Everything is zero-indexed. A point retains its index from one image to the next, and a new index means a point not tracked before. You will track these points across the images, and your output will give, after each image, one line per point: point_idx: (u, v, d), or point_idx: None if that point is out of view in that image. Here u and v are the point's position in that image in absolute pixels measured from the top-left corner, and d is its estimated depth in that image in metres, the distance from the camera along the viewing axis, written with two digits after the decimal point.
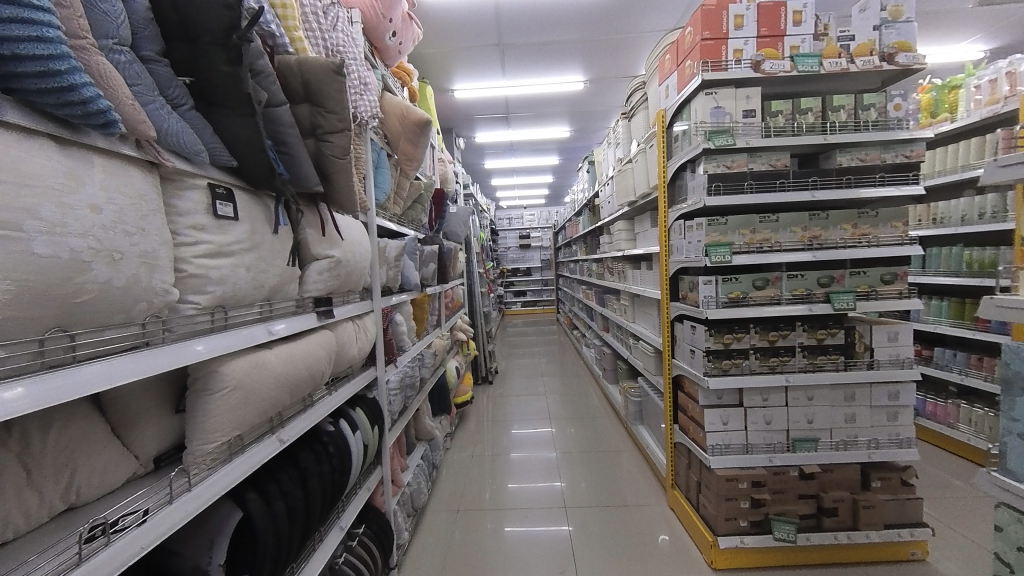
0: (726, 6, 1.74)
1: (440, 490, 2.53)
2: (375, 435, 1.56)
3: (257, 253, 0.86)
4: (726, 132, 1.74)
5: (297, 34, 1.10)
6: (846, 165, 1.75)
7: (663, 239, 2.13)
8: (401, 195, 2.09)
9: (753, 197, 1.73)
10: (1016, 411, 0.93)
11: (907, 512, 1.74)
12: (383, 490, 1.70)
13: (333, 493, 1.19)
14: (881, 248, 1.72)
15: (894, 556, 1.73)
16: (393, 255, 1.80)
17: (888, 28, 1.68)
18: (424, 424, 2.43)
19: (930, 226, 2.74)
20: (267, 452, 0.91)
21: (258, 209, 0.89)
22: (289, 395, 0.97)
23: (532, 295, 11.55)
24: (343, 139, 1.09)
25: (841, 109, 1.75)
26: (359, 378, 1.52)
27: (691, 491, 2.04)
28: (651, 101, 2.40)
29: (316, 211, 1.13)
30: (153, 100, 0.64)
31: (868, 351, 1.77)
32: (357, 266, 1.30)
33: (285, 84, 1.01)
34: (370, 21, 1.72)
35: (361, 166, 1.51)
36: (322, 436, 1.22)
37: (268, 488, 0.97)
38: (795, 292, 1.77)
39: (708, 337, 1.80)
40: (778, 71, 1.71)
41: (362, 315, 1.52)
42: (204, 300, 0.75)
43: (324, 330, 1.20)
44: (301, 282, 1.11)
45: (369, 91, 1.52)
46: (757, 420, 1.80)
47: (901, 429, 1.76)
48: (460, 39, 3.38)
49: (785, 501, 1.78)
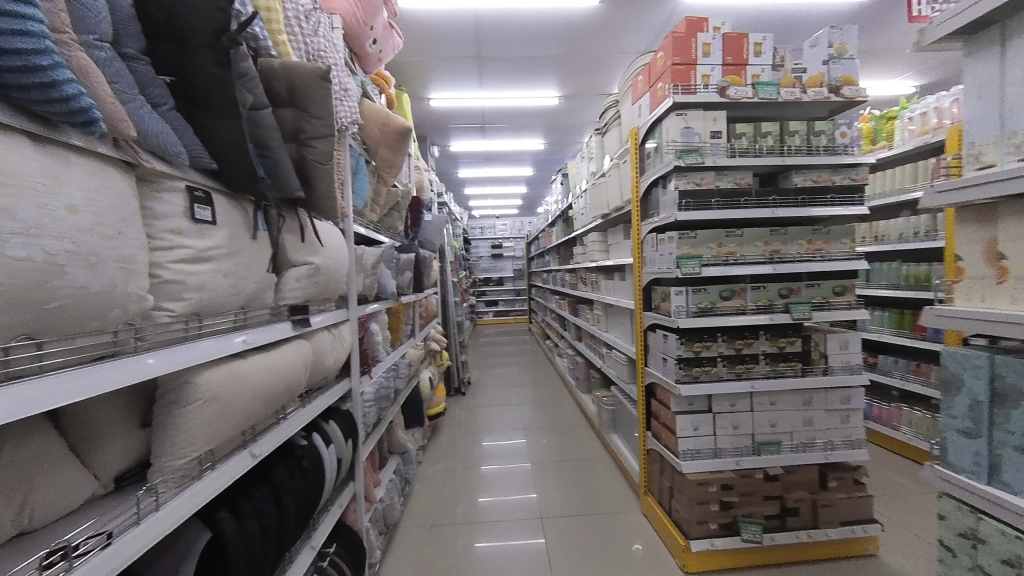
0: (695, 34, 1.86)
1: (413, 505, 2.46)
2: (350, 448, 1.51)
3: (236, 259, 0.83)
4: (695, 152, 1.84)
5: (281, 37, 1.09)
6: (801, 185, 1.90)
7: (636, 251, 2.21)
8: (378, 202, 2.07)
9: (720, 213, 1.84)
10: (954, 408, 0.93)
11: (860, 509, 1.86)
12: (356, 507, 1.63)
13: (307, 510, 1.14)
14: (833, 262, 1.86)
15: (850, 552, 1.84)
16: (370, 262, 1.77)
17: (835, 63, 1.84)
18: (398, 437, 2.38)
19: (873, 243, 2.98)
20: (240, 469, 0.87)
21: (238, 214, 0.86)
22: (264, 407, 0.93)
23: (505, 305, 11.55)
24: (326, 144, 1.07)
25: (797, 134, 1.90)
26: (335, 390, 1.48)
27: (664, 497, 2.09)
28: (624, 119, 2.51)
29: (296, 217, 1.11)
30: (134, 99, 0.61)
31: (823, 358, 1.90)
32: (335, 273, 1.27)
33: (269, 88, 1.00)
34: (352, 27, 1.71)
35: (341, 171, 1.50)
36: (295, 451, 1.17)
37: (240, 506, 0.93)
38: (759, 302, 1.88)
39: (680, 345, 1.88)
40: (742, 97, 1.83)
41: (338, 324, 1.48)
42: (180, 308, 0.72)
43: (300, 339, 1.16)
44: (278, 289, 1.07)
45: (351, 97, 1.51)
46: (725, 425, 1.88)
47: (854, 431, 1.89)
48: (438, 48, 3.40)
49: (752, 503, 1.86)
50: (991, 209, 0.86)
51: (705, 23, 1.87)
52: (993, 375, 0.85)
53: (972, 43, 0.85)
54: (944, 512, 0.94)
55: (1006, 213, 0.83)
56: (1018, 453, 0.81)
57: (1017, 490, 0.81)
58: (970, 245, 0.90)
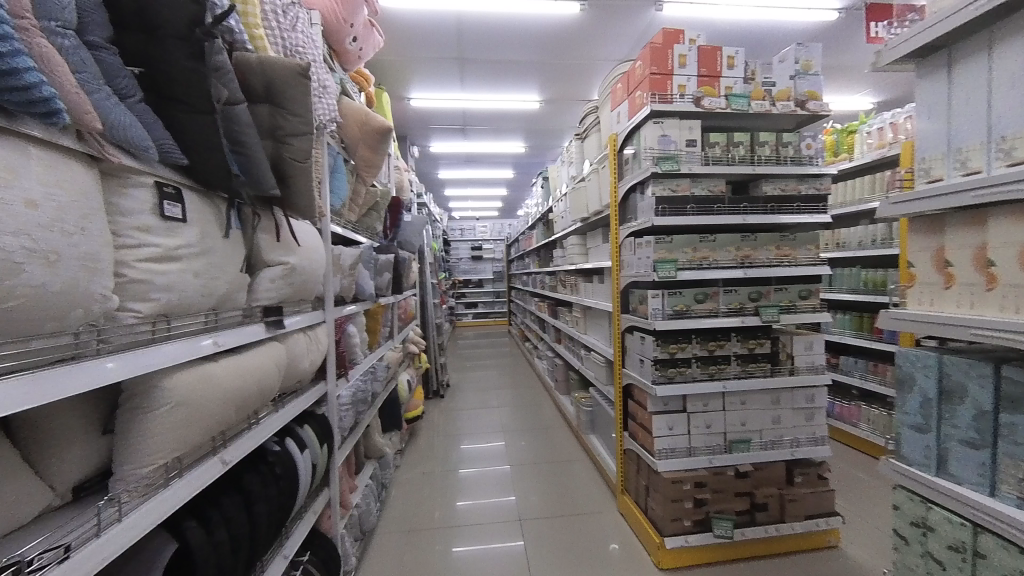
0: (672, 45, 1.92)
1: (390, 511, 2.42)
2: (325, 453, 1.48)
3: (208, 258, 0.80)
4: (672, 159, 1.90)
5: (257, 31, 1.06)
6: (770, 193, 1.98)
7: (615, 254, 2.26)
8: (356, 202, 2.03)
9: (695, 219, 1.90)
10: (906, 405, 0.97)
11: (824, 503, 1.95)
12: (330, 513, 1.60)
13: (280, 517, 1.11)
14: (799, 268, 1.95)
15: (814, 544, 1.93)
16: (348, 263, 1.74)
17: (802, 78, 1.94)
18: (374, 441, 2.33)
19: (836, 249, 3.14)
20: (209, 476, 0.84)
21: (210, 212, 0.83)
22: (235, 412, 0.90)
23: (484, 306, 11.52)
24: (305, 142, 1.05)
25: (766, 144, 1.98)
26: (310, 393, 1.44)
27: (640, 496, 2.13)
28: (603, 125, 2.55)
29: (271, 216, 1.08)
30: (99, 89, 0.58)
31: (790, 358, 1.98)
32: (312, 274, 1.24)
33: (245, 84, 0.97)
34: (331, 24, 1.68)
35: (319, 170, 1.47)
36: (267, 457, 1.13)
37: (208, 515, 0.89)
38: (731, 305, 1.95)
39: (656, 347, 1.93)
40: (716, 107, 1.90)
41: (314, 326, 1.45)
42: (147, 309, 0.69)
43: (273, 341, 1.13)
44: (251, 290, 1.04)
45: (330, 95, 1.48)
46: (698, 424, 1.94)
47: (818, 429, 1.98)
48: (419, 48, 3.38)
49: (723, 500, 1.92)
50: (938, 219, 0.91)
51: (681, 35, 1.93)
52: (941, 374, 0.90)
53: (923, 65, 0.90)
54: (898, 502, 0.99)
55: (953, 223, 0.87)
56: (962, 447, 0.86)
57: (962, 480, 0.86)
58: (919, 252, 0.95)
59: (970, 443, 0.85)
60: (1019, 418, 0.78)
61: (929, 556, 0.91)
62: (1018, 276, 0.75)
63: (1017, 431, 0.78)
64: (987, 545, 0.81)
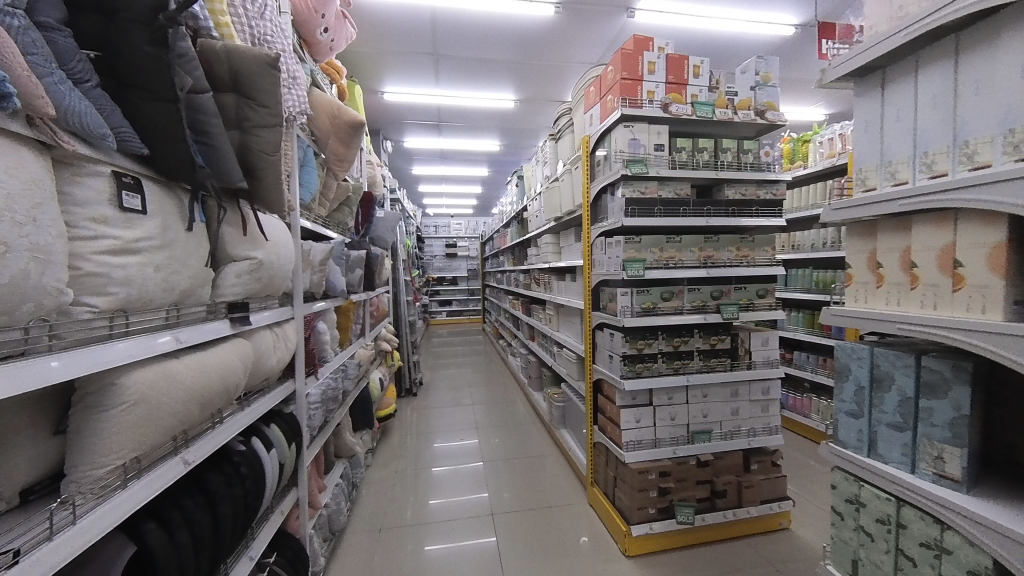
0: (642, 52, 1.98)
1: (360, 511, 2.39)
2: (293, 453, 1.45)
3: (170, 252, 0.78)
4: (640, 162, 1.97)
5: (224, 18, 1.02)
6: (732, 197, 2.09)
7: (587, 253, 2.32)
8: (327, 197, 1.99)
9: (662, 221, 1.98)
10: (844, 394, 1.05)
11: (777, 488, 2.08)
12: (298, 514, 1.57)
13: (245, 518, 1.08)
14: (757, 268, 2.07)
15: (768, 527, 2.07)
16: (318, 259, 1.70)
17: (761, 89, 2.05)
18: (345, 440, 2.29)
19: (791, 251, 3.34)
20: (169, 477, 0.81)
21: (172, 204, 0.80)
22: (198, 411, 0.88)
23: (458, 304, 11.44)
24: (273, 134, 1.02)
25: (728, 151, 2.09)
26: (277, 392, 1.40)
27: (609, 487, 2.21)
28: (576, 126, 2.61)
29: (238, 209, 1.05)
30: (52, 74, 0.56)
31: (748, 353, 2.10)
32: (281, 269, 1.21)
33: (210, 72, 0.94)
34: (301, 13, 1.64)
35: (288, 163, 1.43)
36: (232, 457, 1.11)
37: (168, 517, 0.87)
38: (695, 303, 2.05)
39: (625, 343, 2.00)
40: (683, 114, 1.98)
41: (281, 323, 1.41)
42: (104, 303, 0.67)
43: (238, 338, 1.09)
44: (216, 285, 1.01)
45: (299, 86, 1.44)
46: (664, 416, 2.03)
47: (772, 419, 2.12)
48: (392, 42, 3.33)
49: (687, 488, 2.02)
50: (873, 225, 0.98)
51: (651, 42, 2.00)
52: (872, 364, 0.98)
53: (861, 84, 0.98)
54: (836, 482, 1.05)
55: (883, 229, 0.95)
56: (889, 430, 0.94)
57: (888, 459, 0.94)
58: (857, 255, 1.02)
59: (895, 426, 0.93)
60: (936, 402, 0.85)
61: (860, 530, 0.98)
62: (938, 276, 0.83)
63: (933, 414, 0.86)
64: (908, 516, 0.88)
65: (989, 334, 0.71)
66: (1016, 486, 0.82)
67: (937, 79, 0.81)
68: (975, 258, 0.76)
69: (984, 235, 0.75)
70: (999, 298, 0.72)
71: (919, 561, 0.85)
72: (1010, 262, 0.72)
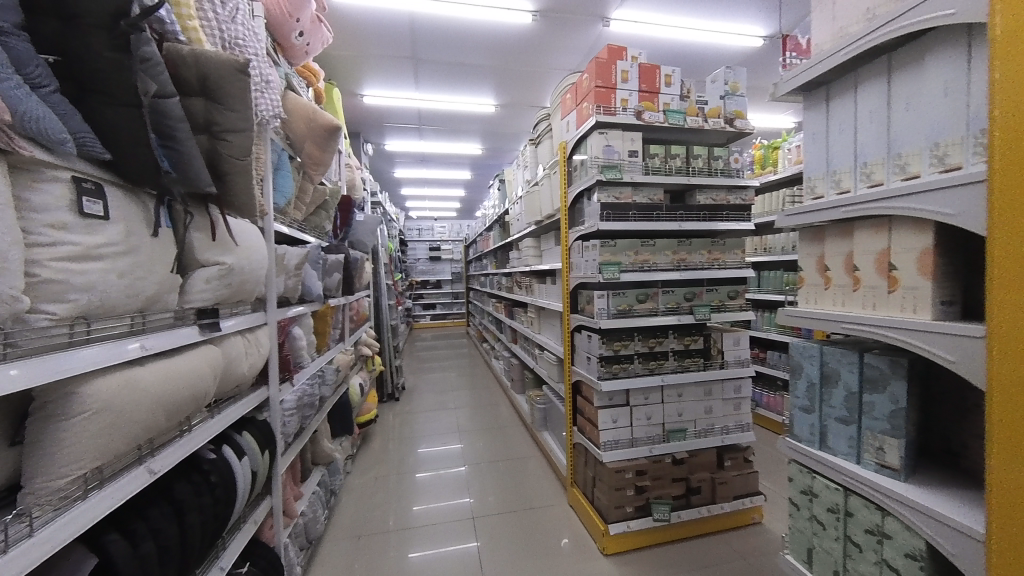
0: (616, 61, 2.04)
1: (339, 518, 2.36)
2: (266, 460, 1.43)
3: (134, 258, 0.77)
4: (615, 168, 2.02)
5: (192, 23, 1.01)
6: (703, 202, 2.16)
7: (565, 257, 2.36)
8: (302, 201, 1.97)
9: (636, 225, 2.03)
10: (799, 390, 1.10)
11: (749, 484, 2.16)
12: (272, 522, 1.54)
13: (215, 528, 1.07)
14: (728, 270, 2.15)
15: (741, 522, 2.14)
16: (293, 263, 1.68)
17: (730, 98, 2.13)
18: (322, 447, 2.26)
19: (763, 254, 3.45)
20: (133, 487, 0.80)
21: (137, 210, 0.79)
22: (165, 418, 0.86)
23: (442, 308, 11.38)
24: (243, 139, 1.02)
25: (700, 157, 2.16)
26: (250, 398, 1.39)
27: (588, 488, 2.24)
28: (554, 132, 2.65)
29: (207, 213, 1.04)
30: (8, 79, 0.55)
31: (720, 353, 2.16)
32: (253, 274, 1.20)
33: (177, 76, 0.93)
34: (275, 17, 1.63)
35: (261, 167, 1.42)
36: (201, 465, 1.09)
37: (132, 528, 0.85)
38: (669, 305, 2.10)
39: (601, 345, 2.04)
40: (655, 121, 2.05)
41: (254, 329, 1.39)
42: (63, 310, 0.66)
43: (208, 344, 1.08)
44: (183, 291, 1.00)
45: (273, 89, 1.43)
46: (640, 416, 2.07)
47: (743, 416, 2.19)
48: (371, 45, 3.32)
49: (662, 486, 2.07)
50: (820, 230, 1.04)
51: (624, 52, 2.06)
52: (822, 361, 1.03)
53: (809, 98, 1.04)
54: (792, 474, 1.11)
55: (830, 234, 1.01)
56: (838, 423, 0.99)
57: (837, 451, 0.99)
58: (808, 259, 1.07)
59: (842, 420, 0.98)
60: (877, 397, 0.91)
61: (813, 519, 1.03)
62: (876, 279, 0.88)
63: (875, 408, 0.91)
64: (854, 504, 0.93)
65: (919, 332, 0.76)
66: (953, 473, 0.88)
67: (874, 95, 0.87)
68: (906, 261, 0.82)
69: (914, 240, 0.81)
70: (929, 299, 0.78)
71: (864, 547, 0.90)
72: (937, 266, 0.77)
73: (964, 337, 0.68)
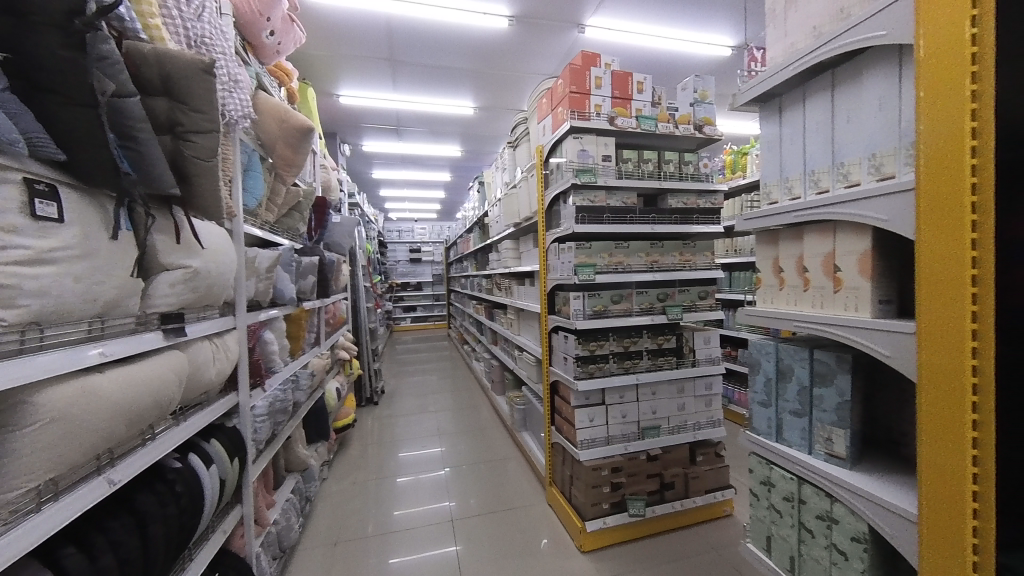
0: (589, 68, 2.09)
1: (315, 526, 2.31)
2: (235, 468, 1.39)
3: (91, 262, 0.74)
4: (589, 171, 2.07)
5: (154, 20, 0.98)
6: (675, 206, 2.23)
7: (542, 259, 2.39)
8: (274, 202, 1.93)
9: (612, 227, 2.08)
10: (757, 386, 1.16)
11: (720, 478, 2.23)
12: (243, 531, 1.50)
13: (180, 538, 1.04)
14: (698, 271, 2.22)
15: (713, 514, 2.22)
16: (264, 266, 1.65)
17: (699, 105, 2.20)
18: (297, 453, 2.21)
19: (733, 255, 3.58)
20: (91, 498, 0.77)
21: (94, 212, 0.77)
22: (126, 427, 0.84)
23: (423, 310, 11.28)
24: (209, 140, 1.00)
25: (671, 162, 2.23)
26: (219, 405, 1.35)
27: (565, 486, 2.26)
28: (531, 136, 2.69)
29: (171, 216, 1.01)
30: None
31: (692, 351, 2.23)
32: (220, 278, 1.17)
33: (138, 75, 0.91)
34: (244, 15, 1.60)
35: (229, 168, 1.39)
36: (166, 475, 1.06)
37: (90, 541, 0.82)
38: (643, 305, 2.16)
39: (577, 345, 2.08)
40: (628, 127, 2.10)
41: (222, 334, 1.36)
42: (14, 316, 0.64)
43: (172, 350, 1.06)
44: (146, 295, 0.97)
45: (242, 89, 1.40)
46: (615, 415, 2.12)
47: (714, 412, 2.26)
48: (347, 46, 3.28)
49: (637, 482, 2.12)
50: (774, 234, 1.10)
51: (598, 59, 2.11)
52: (778, 358, 1.09)
53: (764, 109, 1.10)
54: (752, 466, 1.16)
55: (782, 238, 1.07)
56: (792, 416, 1.05)
57: (791, 443, 1.05)
58: (764, 261, 1.13)
59: (796, 413, 1.04)
60: (826, 390, 0.97)
61: (772, 508, 1.08)
62: (823, 280, 0.94)
63: (824, 400, 0.97)
64: (807, 492, 0.99)
65: (860, 328, 0.82)
66: (895, 460, 0.94)
67: (820, 108, 0.93)
68: (849, 263, 0.88)
69: (855, 243, 0.87)
70: (868, 298, 0.84)
71: (816, 532, 0.95)
72: (874, 267, 0.84)
73: (899, 333, 0.74)
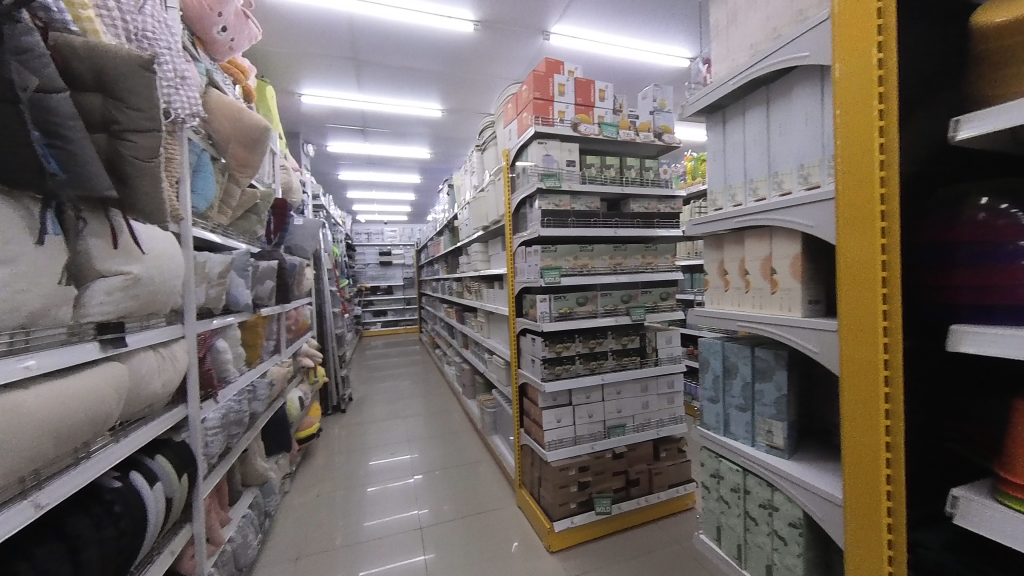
0: (553, 75, 2.13)
1: (276, 541, 2.22)
2: (185, 484, 1.32)
3: (12, 268, 0.69)
4: (554, 176, 2.10)
5: (86, 11, 0.93)
6: (637, 210, 2.30)
7: (509, 262, 2.41)
8: (228, 204, 1.85)
9: (576, 230, 2.12)
10: (707, 383, 1.22)
11: (682, 472, 2.32)
12: (193, 551, 1.43)
13: (120, 562, 0.97)
14: (660, 273, 2.30)
15: (677, 508, 2.30)
16: (215, 271, 1.57)
17: (659, 113, 2.28)
18: (255, 467, 2.12)
19: (694, 257, 3.72)
20: (12, 524, 0.71)
21: (16, 215, 0.72)
22: (54, 448, 0.78)
23: (393, 314, 11.06)
24: (151, 139, 0.96)
25: (632, 168, 2.30)
26: (165, 418, 1.28)
27: (534, 487, 2.28)
28: (498, 140, 2.70)
29: (107, 219, 0.95)
30: None
31: (655, 351, 2.30)
32: (165, 284, 1.11)
33: (67, 70, 0.85)
34: (192, 9, 1.53)
35: (174, 168, 1.32)
36: (103, 496, 0.99)
37: (12, 570, 0.75)
38: (607, 307, 2.21)
39: (544, 347, 2.11)
40: (590, 133, 2.16)
41: (168, 343, 1.29)
42: None
43: (112, 362, 0.99)
44: (78, 304, 0.91)
45: (190, 86, 1.33)
46: (582, 415, 2.15)
47: (676, 409, 2.35)
48: (307, 44, 3.19)
49: (604, 480, 2.17)
50: (720, 238, 1.16)
51: (561, 66, 2.16)
52: (724, 356, 1.15)
53: (710, 119, 1.16)
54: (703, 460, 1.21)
55: (727, 242, 1.13)
56: (737, 411, 1.11)
57: (737, 436, 1.11)
58: (711, 263, 1.19)
59: (740, 408, 1.10)
60: (766, 385, 1.04)
61: (720, 499, 1.14)
62: (762, 281, 1.00)
63: (765, 395, 1.04)
64: (751, 483, 1.04)
65: (792, 327, 0.88)
66: (830, 449, 1.01)
67: (757, 121, 1.00)
68: (783, 266, 0.94)
69: (788, 248, 0.94)
70: (799, 299, 0.90)
71: (759, 520, 1.01)
72: (805, 270, 0.90)
73: (825, 332, 0.80)
